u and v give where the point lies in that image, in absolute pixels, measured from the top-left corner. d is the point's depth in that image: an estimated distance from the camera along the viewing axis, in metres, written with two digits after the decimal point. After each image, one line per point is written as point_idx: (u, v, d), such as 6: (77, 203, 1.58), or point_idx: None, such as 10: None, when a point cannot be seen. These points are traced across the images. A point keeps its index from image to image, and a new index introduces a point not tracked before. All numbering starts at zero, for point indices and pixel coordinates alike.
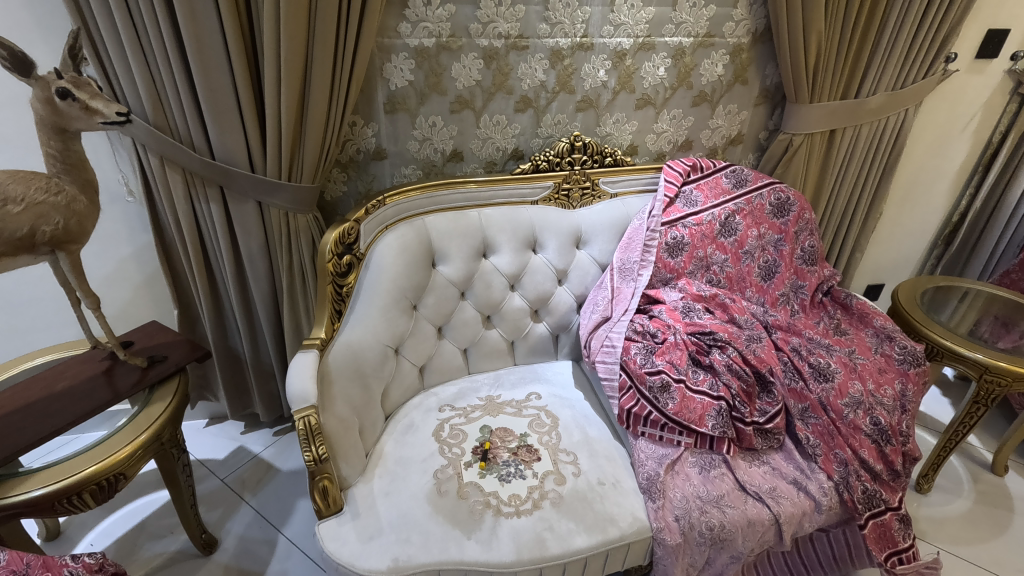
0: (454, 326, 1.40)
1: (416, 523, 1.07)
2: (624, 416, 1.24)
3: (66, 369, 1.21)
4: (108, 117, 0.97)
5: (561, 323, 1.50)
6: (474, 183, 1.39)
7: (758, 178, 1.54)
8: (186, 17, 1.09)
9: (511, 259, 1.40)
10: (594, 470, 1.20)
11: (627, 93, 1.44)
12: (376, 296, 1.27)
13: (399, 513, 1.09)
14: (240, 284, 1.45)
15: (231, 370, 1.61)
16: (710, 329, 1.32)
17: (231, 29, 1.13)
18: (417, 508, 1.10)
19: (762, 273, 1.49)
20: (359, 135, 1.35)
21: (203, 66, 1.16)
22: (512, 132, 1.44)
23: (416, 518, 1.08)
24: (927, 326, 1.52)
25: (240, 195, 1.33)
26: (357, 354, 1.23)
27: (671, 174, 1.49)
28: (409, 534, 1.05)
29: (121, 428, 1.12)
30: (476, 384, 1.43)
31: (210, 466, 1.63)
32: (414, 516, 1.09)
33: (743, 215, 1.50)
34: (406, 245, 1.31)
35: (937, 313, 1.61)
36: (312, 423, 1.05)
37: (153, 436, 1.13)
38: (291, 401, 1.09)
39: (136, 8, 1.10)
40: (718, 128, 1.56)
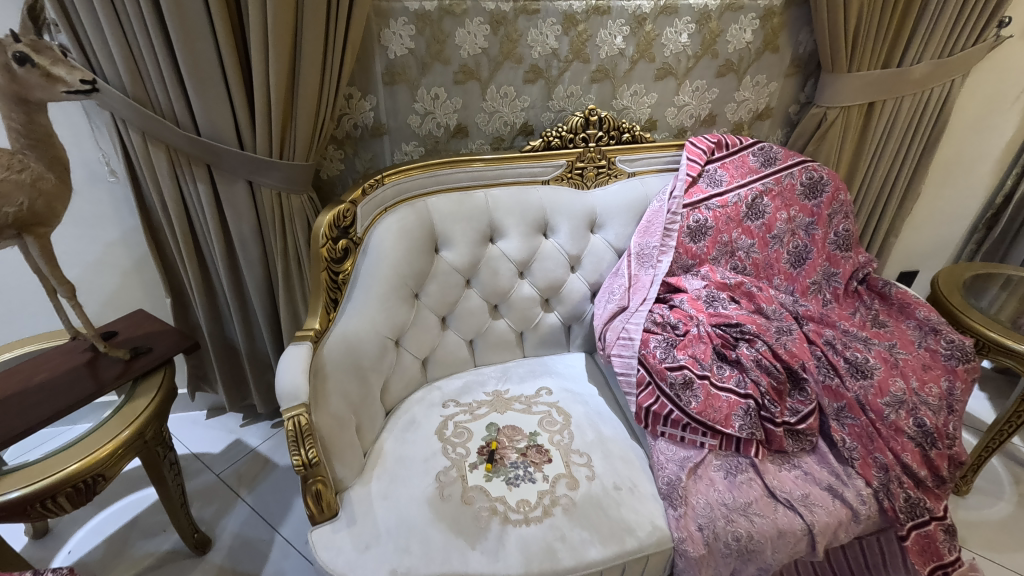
0: (459, 316, 1.31)
1: (416, 530, 0.99)
2: (642, 415, 1.15)
3: (44, 361, 1.13)
4: (71, 85, 0.88)
5: (574, 312, 1.39)
6: (481, 161, 1.28)
7: (789, 156, 1.42)
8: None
9: (520, 244, 1.30)
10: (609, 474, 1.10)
11: (647, 62, 1.32)
12: (374, 285, 1.18)
13: (398, 521, 1.01)
14: (233, 270, 1.36)
15: (227, 361, 1.53)
16: (737, 321, 1.21)
17: None
18: (417, 513, 1.02)
19: (792, 260, 1.39)
20: (356, 109, 1.25)
21: (183, 32, 1.05)
22: (521, 105, 1.33)
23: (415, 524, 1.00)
24: (967, 315, 1.41)
25: (229, 174, 1.23)
26: (354, 346, 1.15)
27: (694, 152, 1.38)
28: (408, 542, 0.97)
29: (103, 424, 1.04)
30: (482, 378, 1.34)
31: (206, 460, 1.56)
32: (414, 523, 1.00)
33: (772, 196, 1.39)
34: (407, 230, 1.21)
35: (977, 300, 1.49)
36: (302, 424, 0.96)
37: (135, 433, 1.05)
38: (281, 397, 1.00)
39: None
40: (745, 101, 1.43)
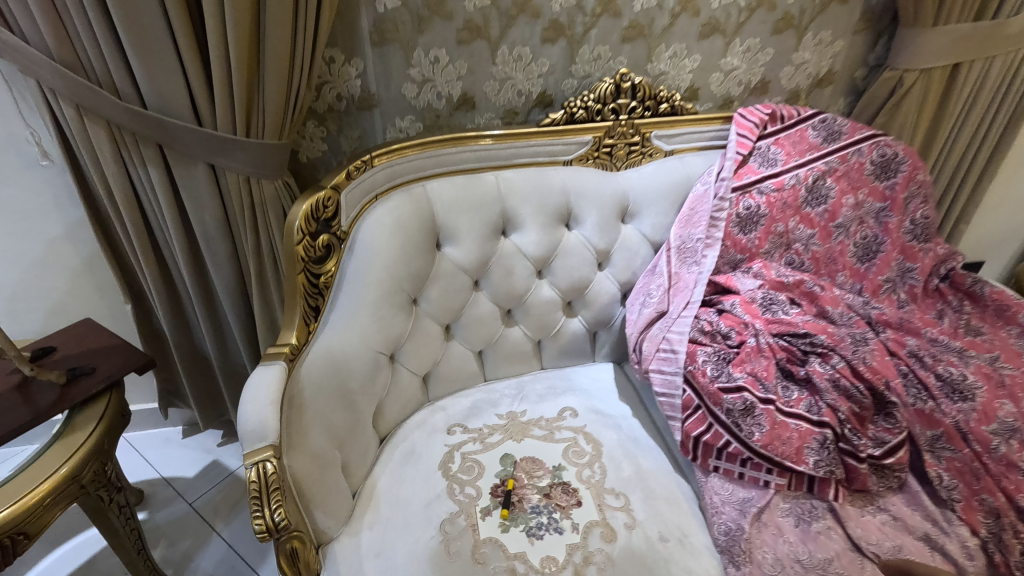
0: (466, 324, 1.10)
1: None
2: (689, 445, 0.96)
3: None
4: None
5: (601, 318, 1.18)
6: (490, 137, 1.06)
7: (856, 129, 1.19)
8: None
9: (538, 238, 1.08)
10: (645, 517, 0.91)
11: (690, 16, 1.09)
12: (364, 289, 0.98)
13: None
14: (198, 271, 1.15)
15: (199, 374, 1.33)
16: (806, 331, 1.00)
17: None
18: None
19: (859, 254, 1.18)
20: (340, 75, 1.03)
21: None
22: (538, 70, 1.10)
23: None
24: None
25: (186, 155, 1.01)
26: (339, 364, 0.95)
27: (744, 126, 1.15)
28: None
29: (31, 463, 0.85)
30: (493, 396, 1.13)
31: (177, 487, 1.37)
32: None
33: (836, 177, 1.17)
34: (402, 222, 1.00)
35: None
36: (269, 476, 0.74)
37: (73, 473, 0.86)
38: (243, 434, 0.79)
39: None
40: (804, 64, 1.20)
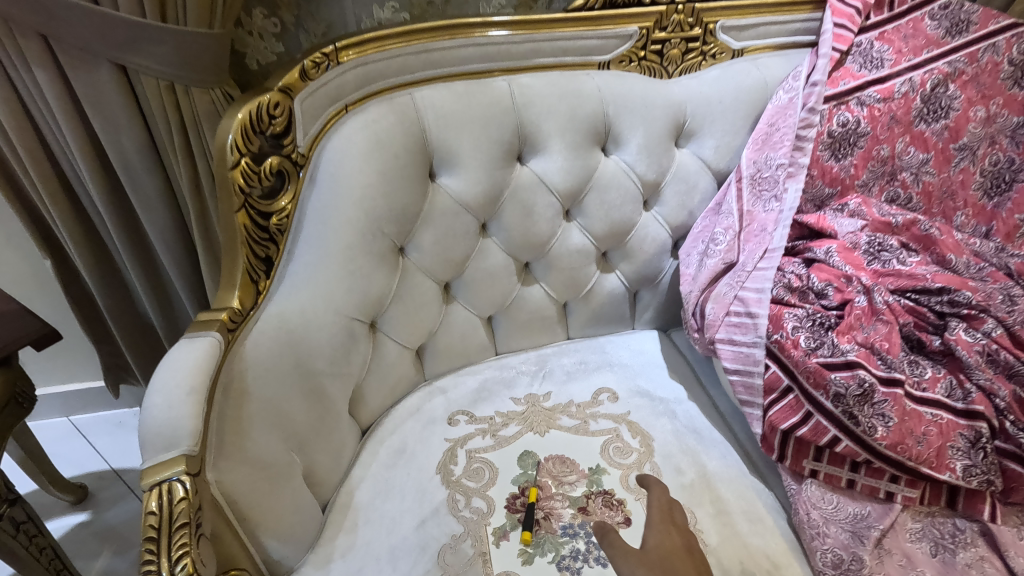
0: (470, 283, 0.83)
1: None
2: (770, 438, 0.72)
3: None
4: None
5: (645, 273, 0.92)
6: (501, 27, 0.77)
7: (990, 16, 0.88)
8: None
9: (565, 165, 0.81)
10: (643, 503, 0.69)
11: None
12: (331, 233, 0.72)
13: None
14: (125, 217, 0.89)
15: (146, 348, 1.08)
16: (943, 286, 0.73)
17: None
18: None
19: (986, 185, 0.91)
20: None
21: None
22: None
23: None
24: None
25: (81, 51, 0.72)
26: (298, 335, 0.70)
27: (842, 13, 0.85)
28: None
29: None
30: (508, 374, 0.88)
31: (131, 480, 1.15)
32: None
33: (962, 83, 0.88)
34: (382, 142, 0.73)
35: None
36: (185, 504, 0.50)
37: None
38: (145, 437, 0.54)
39: None
40: None
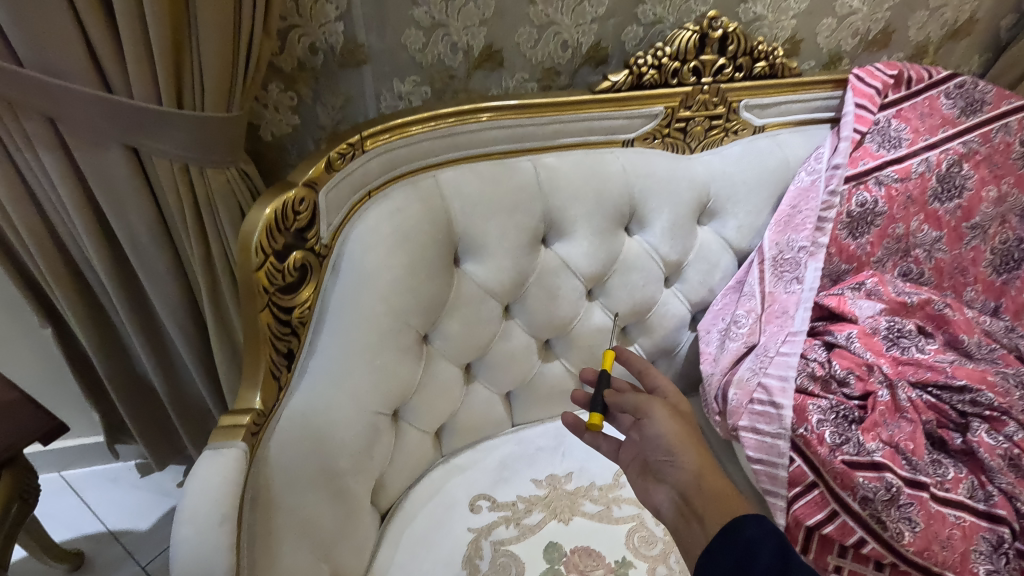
0: (492, 364, 0.82)
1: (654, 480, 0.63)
2: (796, 534, 0.71)
3: None
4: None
5: (665, 346, 0.92)
6: (523, 108, 0.75)
7: (1003, 98, 0.90)
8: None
9: (591, 249, 0.80)
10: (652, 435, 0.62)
11: None
12: (354, 328, 0.70)
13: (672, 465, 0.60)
14: (130, 289, 0.86)
15: (147, 413, 1.05)
16: (965, 385, 0.75)
17: None
18: (664, 434, 0.62)
19: (996, 262, 0.92)
20: (314, 16, 0.71)
21: None
22: (591, 13, 0.78)
23: (682, 445, 0.61)
24: None
25: (91, 136, 0.70)
26: (324, 435, 0.68)
27: (863, 92, 0.85)
28: (655, 498, 0.62)
29: None
30: (527, 451, 0.87)
31: (129, 544, 1.11)
32: (674, 444, 0.61)
33: (976, 163, 0.90)
34: (406, 234, 0.71)
35: None
36: None
37: None
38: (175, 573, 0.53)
39: None
40: (942, 6, 0.88)
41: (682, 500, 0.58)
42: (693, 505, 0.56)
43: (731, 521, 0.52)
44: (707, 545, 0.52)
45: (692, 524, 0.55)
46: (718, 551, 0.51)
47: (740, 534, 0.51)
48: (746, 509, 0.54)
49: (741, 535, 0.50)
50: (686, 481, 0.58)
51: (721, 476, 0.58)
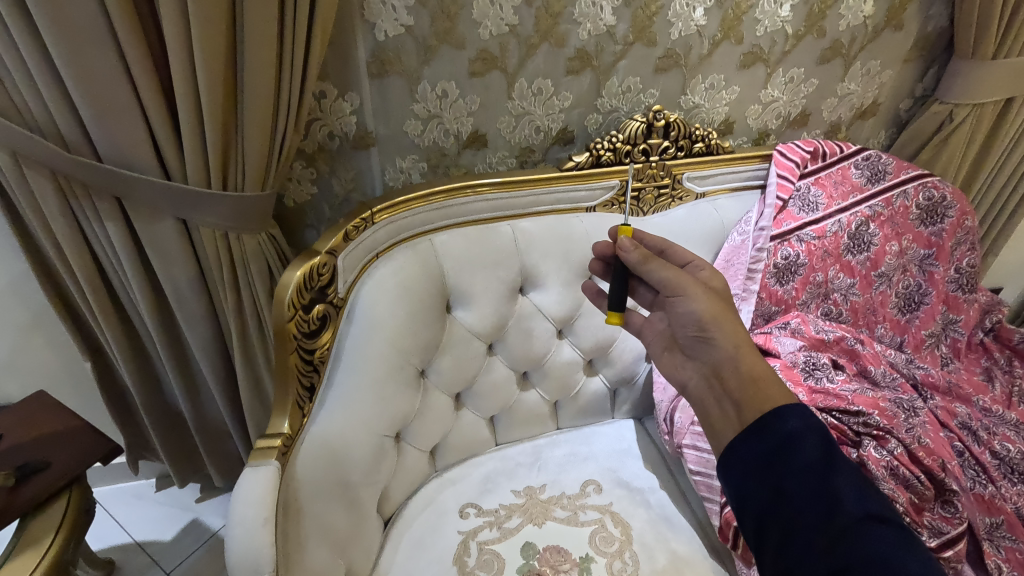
0: (478, 393, 0.98)
1: (686, 351, 0.72)
2: (727, 532, 0.87)
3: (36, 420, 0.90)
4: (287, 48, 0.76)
5: (625, 375, 1.08)
6: (503, 184, 0.92)
7: (902, 168, 1.09)
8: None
9: (560, 297, 0.97)
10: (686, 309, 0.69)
11: (731, 44, 0.96)
12: (364, 366, 0.85)
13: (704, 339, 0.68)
14: (170, 330, 1.01)
15: (174, 436, 1.19)
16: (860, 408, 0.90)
17: None
18: (698, 310, 0.68)
19: (901, 304, 1.10)
20: (332, 112, 0.88)
21: (60, 24, 0.68)
22: (559, 105, 0.96)
23: (715, 322, 0.67)
24: None
25: (150, 209, 0.85)
26: (339, 454, 0.83)
27: (784, 166, 1.03)
28: (683, 376, 0.71)
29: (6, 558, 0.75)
30: (508, 466, 1.03)
31: (154, 554, 1.24)
32: (707, 320, 0.68)
33: (881, 222, 1.07)
34: (407, 288, 0.87)
35: None
36: None
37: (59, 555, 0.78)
38: (230, 564, 0.68)
39: None
40: (849, 95, 1.07)
41: (713, 375, 0.67)
42: (723, 385, 0.65)
43: (773, 409, 0.60)
44: (746, 428, 0.60)
45: (722, 402, 0.64)
46: (758, 431, 0.59)
47: (785, 423, 0.58)
48: (786, 399, 0.61)
49: (784, 426, 0.58)
50: (720, 358, 0.67)
51: (759, 359, 0.65)
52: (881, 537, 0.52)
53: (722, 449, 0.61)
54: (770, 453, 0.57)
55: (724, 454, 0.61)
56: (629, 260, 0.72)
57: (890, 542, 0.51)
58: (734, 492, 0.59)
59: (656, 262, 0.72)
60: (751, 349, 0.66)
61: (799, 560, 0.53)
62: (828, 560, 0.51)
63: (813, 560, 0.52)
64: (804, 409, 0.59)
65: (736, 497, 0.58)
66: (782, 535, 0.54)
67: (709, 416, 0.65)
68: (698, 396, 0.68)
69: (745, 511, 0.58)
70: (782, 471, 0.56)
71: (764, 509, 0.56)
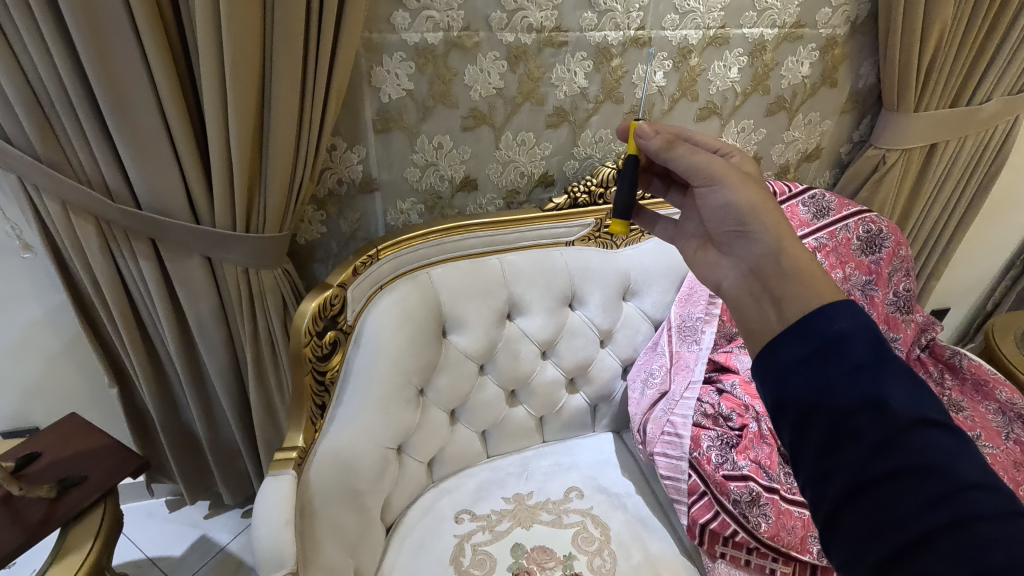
0: (471, 409, 1.10)
1: (725, 247, 0.68)
2: (695, 530, 0.98)
3: (70, 438, 0.99)
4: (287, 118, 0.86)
5: (603, 392, 1.20)
6: (493, 223, 1.05)
7: (843, 205, 1.23)
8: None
9: (544, 322, 1.09)
10: (724, 204, 0.66)
11: (689, 100, 1.10)
12: (371, 385, 0.96)
13: (743, 238, 0.64)
14: (190, 355, 1.11)
15: (187, 455, 1.27)
16: None
17: (150, 37, 0.76)
18: (737, 202, 0.65)
19: None
20: (341, 162, 1.00)
21: (114, 95, 0.80)
22: (541, 153, 1.10)
23: (753, 216, 0.63)
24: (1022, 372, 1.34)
25: (180, 248, 0.97)
26: (348, 464, 0.93)
27: None
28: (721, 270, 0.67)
29: (49, 564, 0.84)
30: (498, 475, 1.14)
31: (166, 568, 1.32)
32: (745, 214, 0.64)
33: (825, 253, 1.21)
34: (408, 315, 0.98)
35: None
36: None
37: (97, 561, 0.86)
38: (259, 561, 0.77)
39: (22, 19, 0.74)
40: (794, 141, 1.23)
41: (753, 273, 0.61)
42: (764, 283, 0.58)
43: (820, 307, 0.51)
44: (789, 327, 0.52)
45: (760, 300, 0.57)
46: (801, 330, 0.50)
47: (831, 325, 0.49)
48: (837, 297, 0.52)
49: (830, 327, 0.49)
50: (763, 254, 0.61)
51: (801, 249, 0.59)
52: (937, 441, 0.43)
53: (763, 346, 0.53)
54: (816, 353, 0.49)
55: (762, 353, 0.52)
56: (652, 148, 0.72)
57: (946, 447, 0.43)
58: (769, 393, 0.51)
59: (681, 148, 0.70)
60: (793, 241, 0.60)
61: (842, 464, 0.45)
62: (875, 465, 0.44)
63: (857, 465, 0.44)
64: (859, 307, 0.50)
65: (774, 396, 0.50)
66: (823, 439, 0.46)
67: (747, 323, 0.57)
68: (736, 292, 0.62)
69: (782, 412, 0.50)
70: (828, 370, 0.47)
71: (805, 410, 0.48)
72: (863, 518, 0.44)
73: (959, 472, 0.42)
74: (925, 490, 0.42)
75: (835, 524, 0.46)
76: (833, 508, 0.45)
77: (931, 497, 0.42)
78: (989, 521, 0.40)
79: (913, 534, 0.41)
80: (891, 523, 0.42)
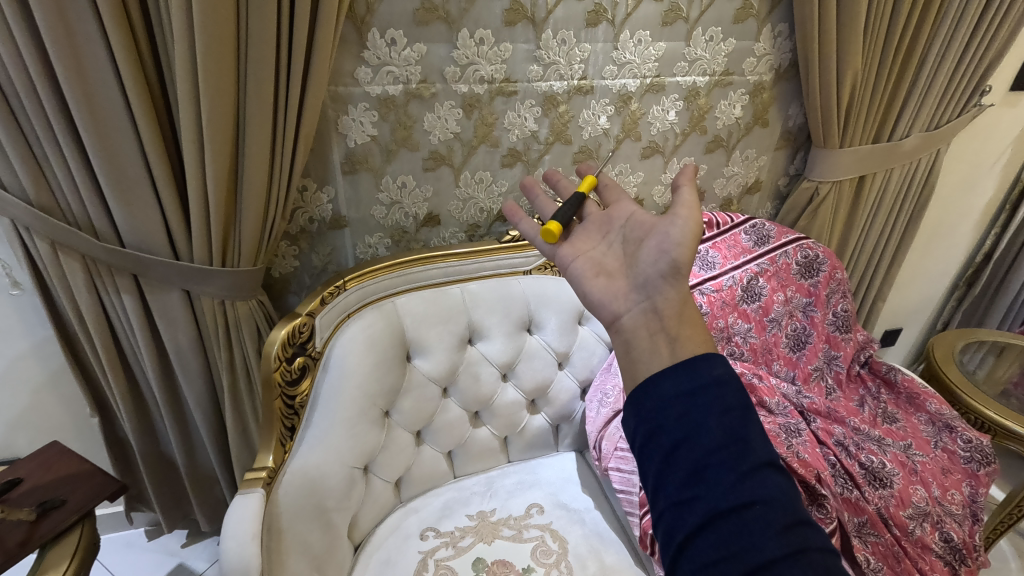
0: (437, 430, 1.16)
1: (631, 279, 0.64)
2: (646, 540, 1.04)
3: (50, 465, 1.04)
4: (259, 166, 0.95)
5: (562, 412, 1.27)
6: (453, 255, 1.14)
7: (782, 233, 1.33)
8: (61, 57, 0.81)
9: (503, 346, 1.17)
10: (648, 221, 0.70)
11: (633, 140, 1.21)
12: (338, 408, 1.02)
13: (657, 265, 0.63)
14: (170, 384, 1.17)
15: (165, 484, 1.32)
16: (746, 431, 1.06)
17: (135, 94, 0.86)
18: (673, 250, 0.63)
19: (791, 344, 1.30)
20: (312, 201, 1.09)
21: (101, 145, 0.89)
22: (498, 190, 1.20)
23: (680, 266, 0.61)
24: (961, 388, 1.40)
25: (160, 283, 1.04)
26: (315, 482, 0.99)
27: None
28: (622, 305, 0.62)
29: None
30: (463, 494, 1.19)
31: None
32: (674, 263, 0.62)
33: (767, 277, 1.29)
34: (373, 341, 1.05)
35: (969, 362, 1.52)
36: None
37: None
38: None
39: (20, 80, 0.83)
40: (734, 175, 1.34)
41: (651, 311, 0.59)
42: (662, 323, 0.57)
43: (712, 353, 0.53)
44: (672, 364, 0.53)
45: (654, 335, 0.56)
46: (685, 368, 0.51)
47: (711, 368, 0.51)
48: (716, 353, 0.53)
49: (710, 371, 0.51)
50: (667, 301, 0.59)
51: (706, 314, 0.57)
52: (779, 481, 0.47)
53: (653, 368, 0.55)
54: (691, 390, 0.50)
55: (640, 387, 0.52)
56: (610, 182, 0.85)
57: (785, 488, 0.47)
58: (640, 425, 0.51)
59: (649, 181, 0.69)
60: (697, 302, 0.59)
61: (704, 494, 0.46)
62: (732, 499, 0.45)
63: (720, 495, 0.46)
64: None
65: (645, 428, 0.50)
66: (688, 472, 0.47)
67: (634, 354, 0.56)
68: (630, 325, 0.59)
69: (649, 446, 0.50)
70: (715, 387, 0.50)
71: (676, 442, 0.48)
72: (713, 546, 0.44)
73: (796, 508, 0.46)
74: (771, 521, 0.44)
75: (684, 552, 0.46)
76: (684, 536, 0.46)
77: (777, 529, 0.44)
78: (819, 552, 0.44)
79: (762, 562, 0.43)
80: (736, 553, 0.44)
